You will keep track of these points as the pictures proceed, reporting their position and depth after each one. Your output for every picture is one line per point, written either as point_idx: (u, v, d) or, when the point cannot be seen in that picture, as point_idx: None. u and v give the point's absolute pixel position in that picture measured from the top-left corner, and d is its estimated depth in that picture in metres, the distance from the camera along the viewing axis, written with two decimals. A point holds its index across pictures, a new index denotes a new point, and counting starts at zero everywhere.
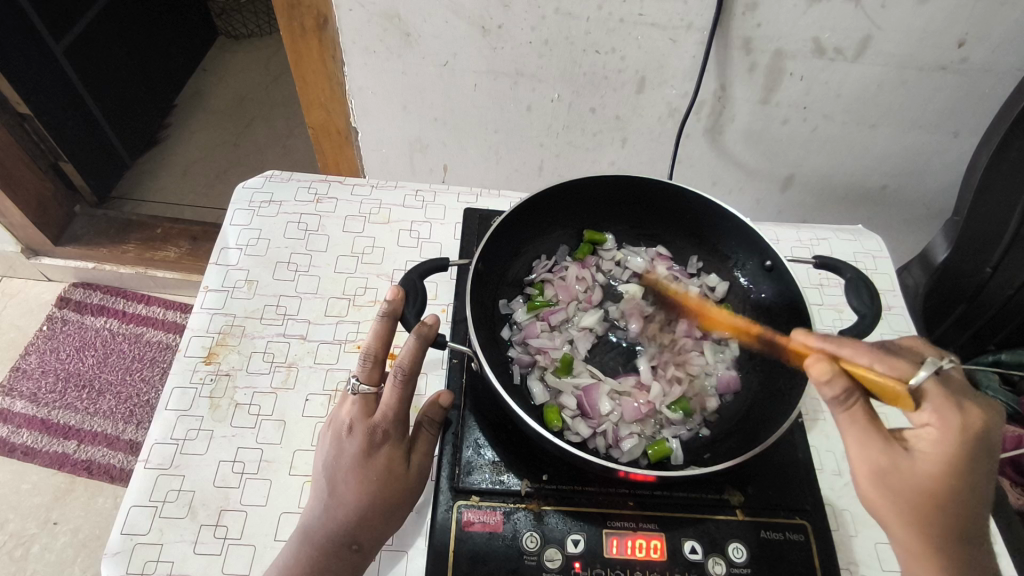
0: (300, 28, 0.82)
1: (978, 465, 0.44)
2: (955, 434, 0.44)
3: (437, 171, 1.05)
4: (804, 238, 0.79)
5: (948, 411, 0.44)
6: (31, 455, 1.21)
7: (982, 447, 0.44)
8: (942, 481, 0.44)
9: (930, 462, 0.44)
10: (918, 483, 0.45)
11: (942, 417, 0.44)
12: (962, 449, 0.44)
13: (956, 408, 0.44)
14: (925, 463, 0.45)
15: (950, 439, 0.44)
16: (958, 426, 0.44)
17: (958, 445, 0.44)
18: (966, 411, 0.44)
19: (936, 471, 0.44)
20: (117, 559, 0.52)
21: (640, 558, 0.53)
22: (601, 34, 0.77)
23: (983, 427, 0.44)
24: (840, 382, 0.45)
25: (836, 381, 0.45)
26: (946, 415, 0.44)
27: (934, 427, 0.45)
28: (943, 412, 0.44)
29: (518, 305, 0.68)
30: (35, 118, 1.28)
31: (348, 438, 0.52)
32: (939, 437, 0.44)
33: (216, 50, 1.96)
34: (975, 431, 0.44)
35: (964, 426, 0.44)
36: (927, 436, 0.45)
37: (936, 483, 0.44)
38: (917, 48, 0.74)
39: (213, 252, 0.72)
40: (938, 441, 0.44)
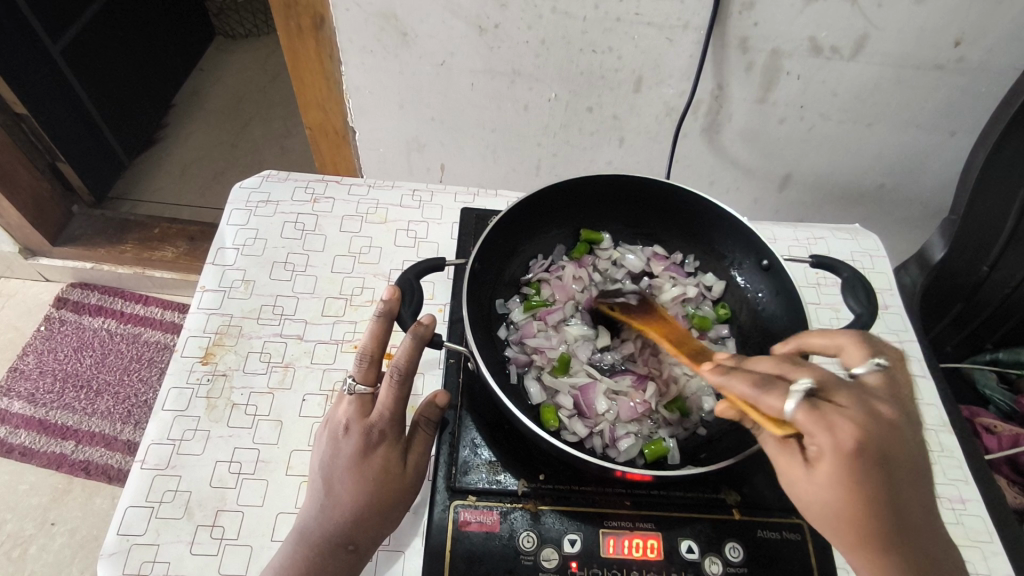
0: (297, 27, 0.82)
1: (873, 474, 0.42)
2: (834, 454, 0.42)
3: (435, 170, 1.05)
4: (801, 237, 0.79)
5: (817, 433, 0.42)
6: (29, 455, 1.21)
7: (870, 457, 0.42)
8: (836, 492, 0.43)
9: (818, 476, 0.44)
10: (819, 496, 0.44)
11: (818, 439, 0.42)
12: (846, 466, 0.42)
13: (825, 429, 0.42)
14: (816, 477, 0.44)
15: (832, 459, 0.42)
16: (834, 446, 0.42)
17: (841, 462, 0.42)
18: (837, 429, 0.42)
19: (829, 484, 0.43)
20: (113, 559, 0.52)
21: (636, 557, 0.53)
22: (598, 33, 0.77)
23: (861, 441, 0.41)
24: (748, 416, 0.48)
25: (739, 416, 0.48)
26: (818, 436, 0.42)
27: (818, 446, 0.43)
28: (815, 435, 0.42)
29: (514, 305, 0.68)
30: (32, 118, 1.27)
31: (344, 438, 0.52)
32: (823, 456, 0.42)
33: (214, 49, 1.96)
34: (849, 447, 0.41)
35: (837, 445, 0.41)
36: (816, 452, 0.44)
37: (834, 495, 0.43)
38: (914, 47, 0.74)
39: (210, 252, 0.72)
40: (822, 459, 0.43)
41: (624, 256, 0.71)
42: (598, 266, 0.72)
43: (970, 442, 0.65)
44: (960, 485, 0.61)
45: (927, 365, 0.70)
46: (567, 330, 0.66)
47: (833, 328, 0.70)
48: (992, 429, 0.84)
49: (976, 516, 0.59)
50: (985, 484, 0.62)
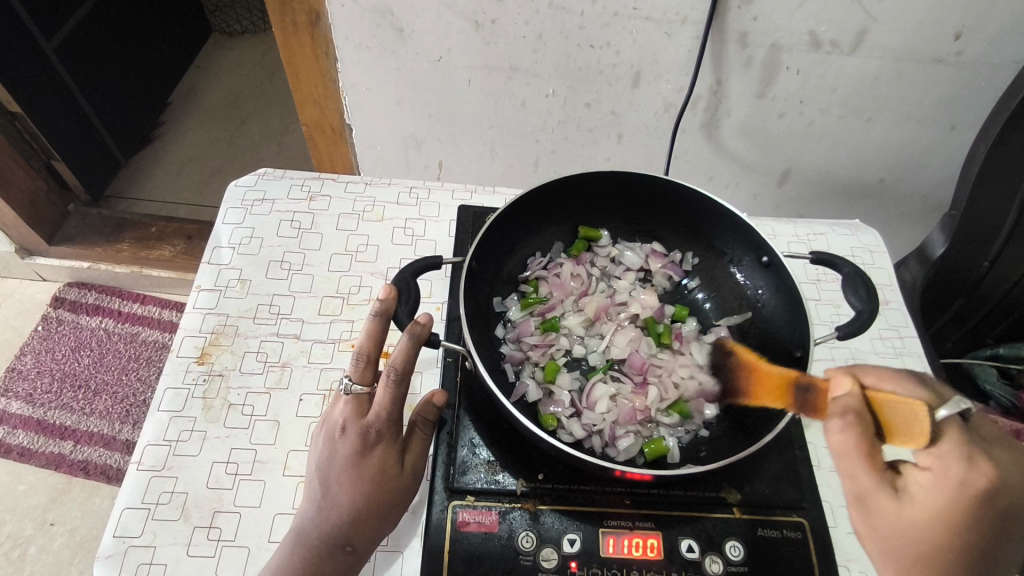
0: (292, 24, 0.81)
1: (977, 521, 0.42)
2: (953, 487, 0.41)
3: (432, 167, 1.05)
4: (801, 233, 0.79)
5: (951, 459, 0.41)
6: (27, 456, 1.21)
7: (984, 505, 0.41)
8: (926, 523, 0.42)
9: (914, 507, 0.43)
10: (906, 520, 0.43)
11: (943, 465, 0.42)
12: (959, 503, 0.41)
13: (965, 463, 0.41)
14: (913, 506, 0.43)
15: (945, 488, 0.42)
16: (956, 479, 0.41)
17: (952, 498, 0.41)
18: (975, 466, 0.41)
19: (926, 514, 0.42)
20: (109, 562, 0.52)
21: (636, 557, 0.52)
22: (596, 28, 0.77)
23: (992, 486, 0.41)
24: (843, 399, 0.42)
25: (843, 396, 0.43)
26: (948, 463, 0.42)
27: (931, 473, 0.42)
28: (944, 460, 0.42)
29: (512, 302, 0.67)
30: (26, 116, 1.27)
31: (341, 438, 0.51)
32: (935, 484, 0.42)
33: (210, 46, 1.95)
34: (977, 491, 0.41)
35: (964, 479, 0.41)
36: (924, 482, 0.43)
37: (924, 525, 0.43)
38: (914, 41, 0.73)
39: (205, 251, 0.72)
40: (931, 487, 0.42)
41: (620, 254, 0.71)
42: (596, 262, 0.71)
43: None
44: None
45: (928, 361, 0.69)
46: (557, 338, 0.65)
47: (833, 324, 0.70)
48: None
49: None
50: None
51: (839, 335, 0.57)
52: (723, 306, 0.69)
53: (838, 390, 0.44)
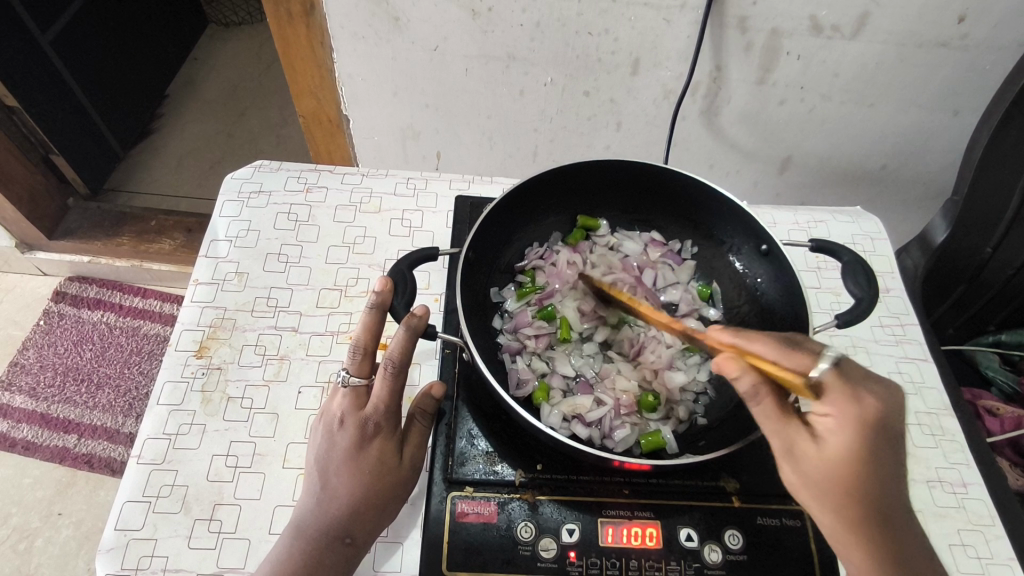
0: (287, 14, 0.80)
1: (882, 447, 0.43)
2: (853, 425, 0.43)
3: (430, 158, 1.04)
4: (801, 221, 0.78)
5: (843, 401, 0.43)
6: (32, 449, 1.22)
7: (883, 433, 0.43)
8: (849, 465, 0.43)
9: (831, 452, 0.44)
10: (823, 469, 0.44)
11: (842, 408, 0.43)
12: (863, 441, 0.43)
13: (854, 400, 0.43)
14: (830, 452, 0.44)
15: (849, 428, 0.43)
16: (857, 416, 0.43)
17: (858, 435, 0.43)
18: (864, 401, 0.43)
19: (843, 457, 0.43)
20: (112, 555, 0.52)
21: (635, 546, 0.52)
22: (594, 15, 0.76)
23: (882, 415, 0.43)
24: (750, 378, 0.44)
25: (745, 376, 0.44)
26: (843, 404, 0.43)
27: (833, 417, 0.44)
28: (838, 402, 0.43)
29: (509, 293, 0.67)
30: (23, 110, 1.26)
31: (339, 431, 0.51)
32: (837, 425, 0.43)
33: (208, 38, 1.94)
34: (871, 419, 0.43)
35: (859, 416, 0.43)
36: (828, 426, 0.44)
37: (843, 468, 0.43)
38: (916, 24, 0.72)
39: (203, 244, 0.71)
40: (837, 430, 0.43)
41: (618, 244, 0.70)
42: (595, 251, 0.70)
43: (971, 424, 0.64)
44: (962, 468, 0.61)
45: (927, 349, 0.69)
46: (547, 327, 0.64)
47: (833, 312, 0.70)
48: (994, 411, 0.84)
49: (978, 500, 0.59)
50: (987, 467, 0.62)
51: (837, 323, 0.57)
52: (721, 295, 0.68)
53: (729, 372, 0.45)
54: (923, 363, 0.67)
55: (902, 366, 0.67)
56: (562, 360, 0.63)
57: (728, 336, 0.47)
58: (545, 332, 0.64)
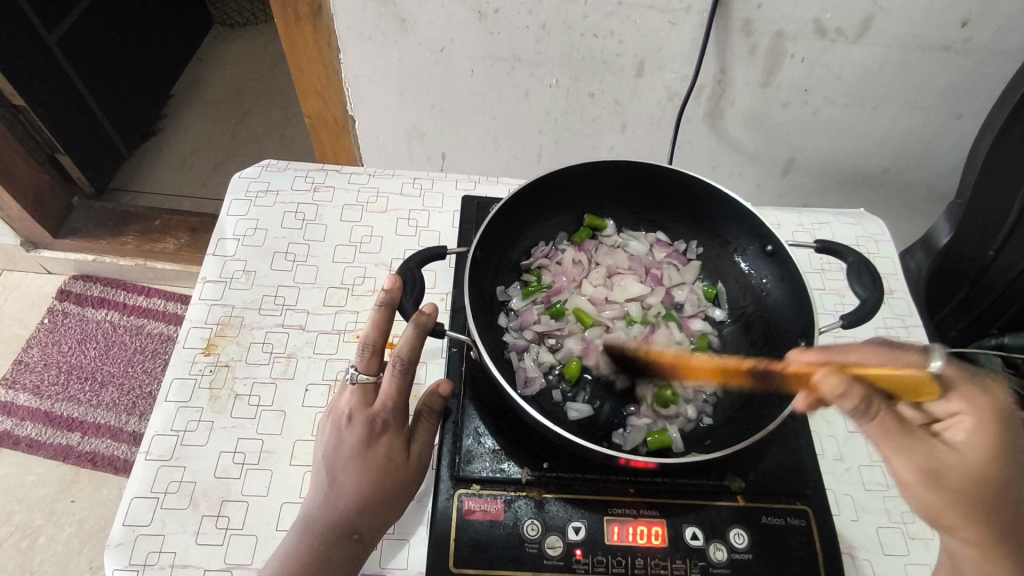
0: (294, 14, 0.81)
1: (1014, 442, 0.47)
2: (986, 418, 0.47)
3: (435, 159, 1.05)
4: (805, 222, 0.79)
5: (974, 396, 0.48)
6: (35, 447, 1.22)
7: (1011, 430, 0.47)
8: (990, 462, 0.45)
9: (975, 453, 0.45)
10: (967, 469, 0.45)
11: (972, 402, 0.48)
12: (1000, 433, 0.46)
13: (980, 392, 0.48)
14: (972, 452, 0.45)
15: (981, 421, 0.47)
16: (986, 407, 0.47)
17: (994, 428, 0.46)
18: (990, 398, 0.48)
19: (986, 452, 0.45)
20: (120, 550, 0.53)
21: (641, 544, 0.53)
22: (600, 17, 0.76)
23: (1006, 412, 0.47)
24: (858, 394, 0.42)
25: (853, 395, 0.42)
26: (975, 401, 0.47)
27: (967, 415, 0.47)
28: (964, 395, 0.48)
29: (515, 292, 0.67)
30: (30, 109, 1.27)
31: (347, 428, 0.52)
32: (974, 422, 0.47)
33: (212, 39, 1.94)
34: (1000, 413, 0.47)
35: (989, 410, 0.47)
36: (963, 424, 0.47)
37: (988, 470, 0.45)
38: (920, 27, 0.72)
39: (210, 242, 0.72)
40: (976, 424, 0.47)
41: (624, 244, 0.71)
42: (602, 251, 0.71)
43: None
44: None
45: None
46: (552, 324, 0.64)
47: (838, 314, 0.70)
48: None
49: None
50: None
51: (841, 324, 0.57)
52: (727, 296, 0.69)
53: (834, 391, 0.42)
54: None
55: None
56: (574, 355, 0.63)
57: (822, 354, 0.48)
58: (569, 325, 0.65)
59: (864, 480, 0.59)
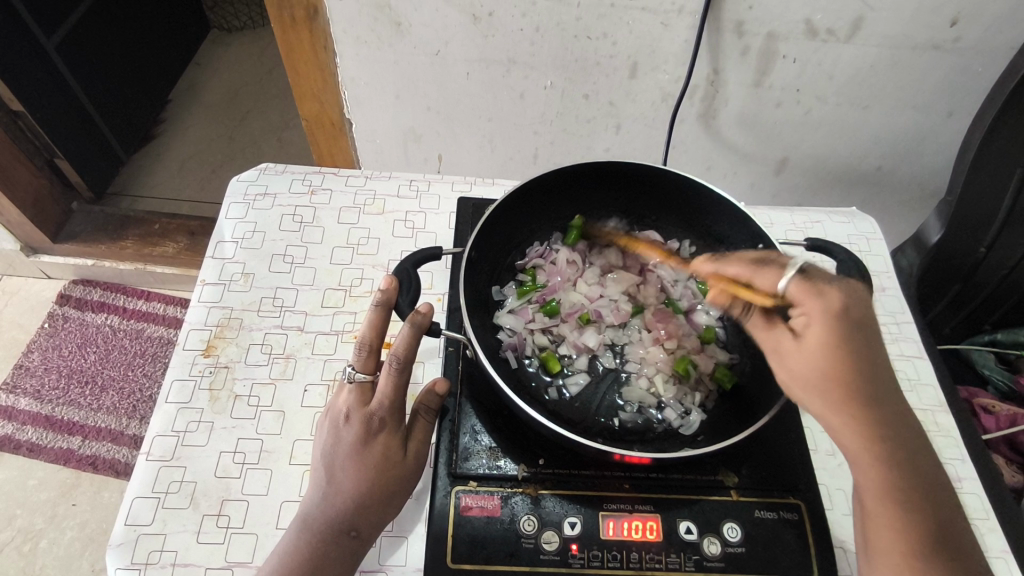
0: (291, 19, 0.82)
1: (856, 335, 0.46)
2: (822, 316, 0.47)
3: (432, 161, 1.05)
4: (798, 221, 0.79)
5: (808, 298, 0.48)
6: (36, 451, 1.23)
7: (855, 325, 0.46)
8: (831, 361, 0.46)
9: (813, 347, 0.47)
10: (809, 364, 0.47)
11: (810, 303, 0.47)
12: (835, 326, 0.46)
13: (817, 294, 0.47)
14: (805, 347, 0.47)
15: (819, 321, 0.47)
16: (826, 307, 0.47)
17: (830, 326, 0.46)
18: (826, 295, 0.47)
19: (819, 347, 0.46)
20: (122, 550, 0.53)
21: (636, 539, 0.54)
22: (593, 19, 0.77)
23: (850, 307, 0.47)
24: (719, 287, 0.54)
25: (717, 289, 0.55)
26: (810, 300, 0.47)
27: (806, 315, 0.48)
28: (808, 301, 0.48)
29: (509, 292, 0.68)
30: (29, 115, 1.27)
31: (345, 426, 0.52)
32: (811, 320, 0.47)
33: (209, 43, 1.95)
34: (840, 312, 0.46)
35: (828, 307, 0.47)
36: (806, 323, 0.48)
37: (822, 362, 0.46)
38: (909, 27, 0.73)
39: (209, 245, 0.73)
40: (811, 326, 0.47)
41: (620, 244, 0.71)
42: (595, 249, 0.71)
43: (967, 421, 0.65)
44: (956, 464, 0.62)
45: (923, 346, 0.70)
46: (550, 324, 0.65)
47: None
48: (990, 409, 0.84)
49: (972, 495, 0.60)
50: (982, 462, 0.63)
51: None
52: None
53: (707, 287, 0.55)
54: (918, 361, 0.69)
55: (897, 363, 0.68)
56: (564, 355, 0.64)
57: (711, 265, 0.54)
58: (566, 315, 0.66)
59: None
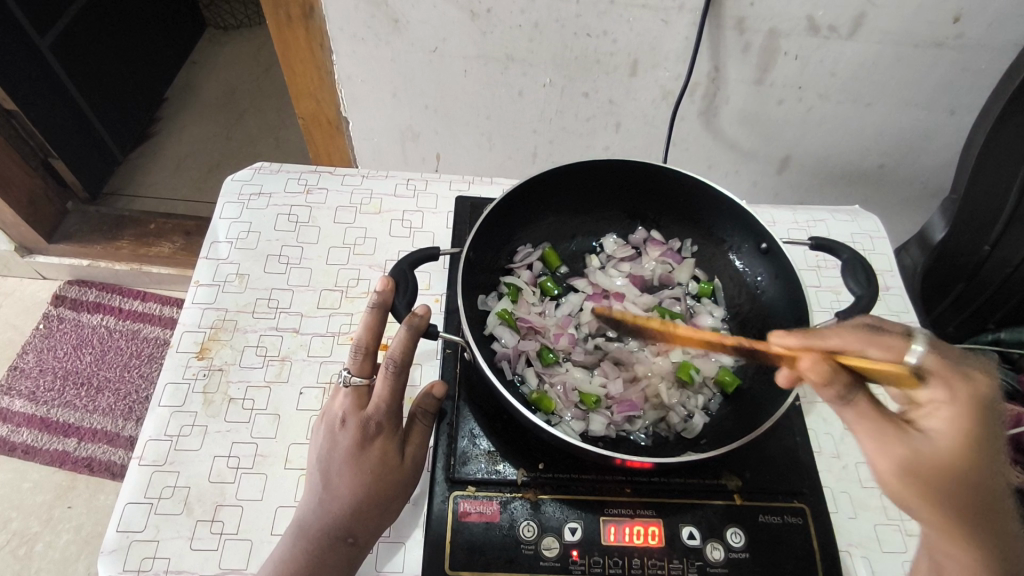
0: (287, 16, 0.81)
1: (998, 432, 0.40)
2: (965, 407, 0.40)
3: (430, 159, 1.04)
4: (801, 219, 0.78)
5: (951, 381, 0.40)
6: (31, 453, 1.22)
7: (995, 418, 0.40)
8: (965, 463, 0.40)
9: (946, 443, 0.40)
10: (943, 462, 0.40)
11: (953, 390, 0.40)
12: (978, 421, 0.40)
13: (962, 377, 0.41)
14: (941, 442, 0.40)
15: (963, 413, 0.40)
16: (970, 396, 0.40)
17: (974, 420, 0.40)
18: (974, 380, 0.41)
19: (958, 442, 0.40)
20: (113, 556, 0.52)
21: (638, 544, 0.53)
22: (592, 16, 0.76)
23: (991, 396, 0.41)
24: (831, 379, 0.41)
25: (834, 383, 0.41)
26: (955, 386, 0.40)
27: (944, 403, 0.41)
28: (951, 382, 0.41)
29: (495, 301, 0.65)
30: (23, 114, 1.26)
31: (341, 430, 0.51)
32: (952, 411, 0.40)
33: (206, 42, 1.93)
34: (984, 401, 0.40)
35: (973, 396, 0.40)
36: (939, 412, 0.41)
37: (957, 462, 0.40)
38: (911, 23, 0.72)
39: (203, 246, 0.72)
40: (949, 417, 0.40)
41: (614, 255, 0.71)
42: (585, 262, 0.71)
43: None
44: None
45: None
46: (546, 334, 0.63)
47: (833, 311, 0.70)
48: None
49: None
50: None
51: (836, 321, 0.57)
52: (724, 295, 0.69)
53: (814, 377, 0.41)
54: None
55: None
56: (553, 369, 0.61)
57: (804, 338, 0.43)
58: (558, 345, 0.63)
59: (860, 477, 0.59)
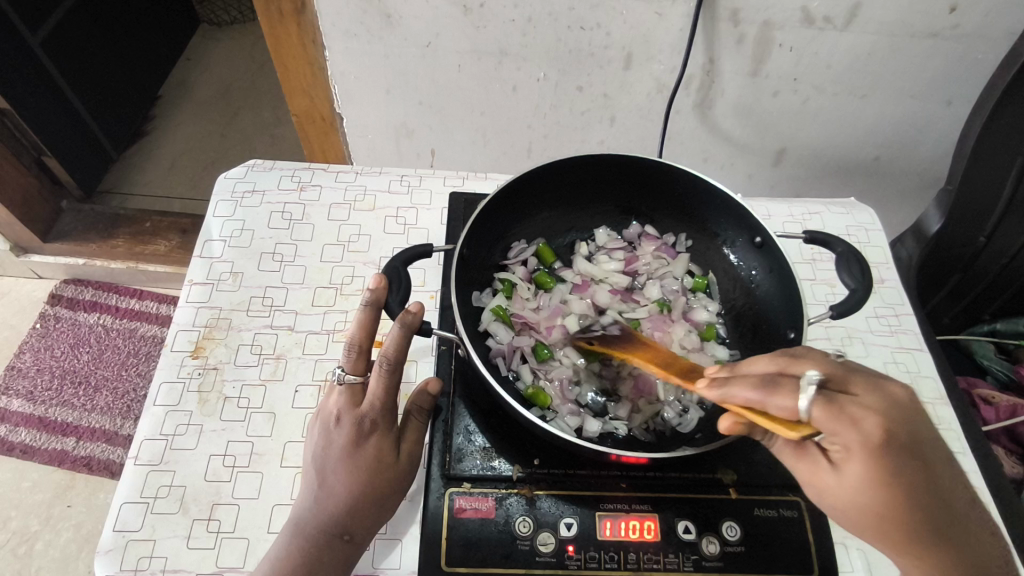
0: (278, 13, 0.80)
1: (905, 464, 0.40)
2: (861, 454, 0.40)
3: (425, 155, 1.04)
4: (796, 212, 0.78)
5: (842, 432, 0.40)
6: (30, 453, 1.22)
7: (901, 455, 0.40)
8: (876, 496, 0.41)
9: (852, 480, 0.42)
10: (852, 496, 0.43)
11: (846, 441, 0.40)
12: (879, 464, 0.40)
13: (850, 427, 0.39)
14: (847, 480, 0.42)
15: (861, 459, 0.40)
16: (863, 446, 0.40)
17: (872, 463, 0.40)
18: (862, 427, 0.39)
19: (862, 485, 0.42)
20: (110, 556, 0.52)
21: (634, 539, 0.53)
22: (586, 9, 0.75)
23: (893, 436, 0.40)
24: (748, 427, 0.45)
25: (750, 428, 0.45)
26: (844, 434, 0.40)
27: (844, 447, 0.41)
28: (838, 431, 0.40)
29: (489, 297, 0.65)
30: (15, 113, 1.25)
31: (336, 428, 0.51)
32: (851, 456, 0.41)
33: (199, 39, 1.92)
34: (878, 446, 0.39)
35: (865, 444, 0.40)
36: (842, 454, 0.42)
37: (867, 496, 0.42)
38: (906, 13, 0.72)
39: (197, 244, 0.71)
40: (851, 461, 0.41)
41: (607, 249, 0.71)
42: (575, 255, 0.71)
43: (967, 413, 0.64)
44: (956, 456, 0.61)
45: (923, 338, 0.69)
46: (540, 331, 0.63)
47: (828, 304, 0.70)
48: (989, 400, 0.83)
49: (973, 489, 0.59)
50: (983, 454, 0.61)
51: (832, 314, 0.57)
52: (718, 288, 0.69)
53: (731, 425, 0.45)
54: (918, 353, 0.67)
55: (897, 356, 0.67)
56: (547, 365, 0.61)
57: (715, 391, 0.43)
58: (551, 339, 0.63)
59: None
